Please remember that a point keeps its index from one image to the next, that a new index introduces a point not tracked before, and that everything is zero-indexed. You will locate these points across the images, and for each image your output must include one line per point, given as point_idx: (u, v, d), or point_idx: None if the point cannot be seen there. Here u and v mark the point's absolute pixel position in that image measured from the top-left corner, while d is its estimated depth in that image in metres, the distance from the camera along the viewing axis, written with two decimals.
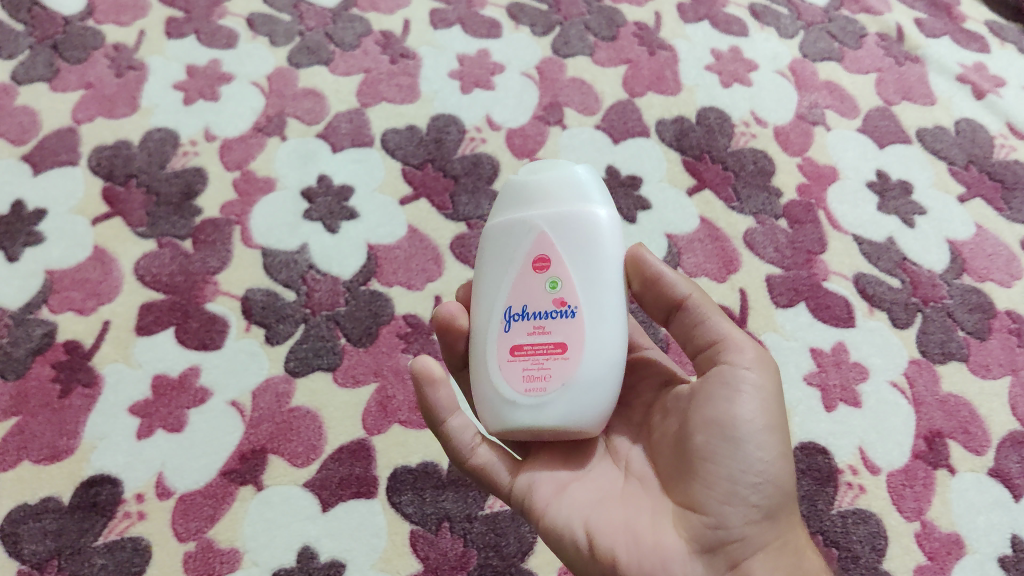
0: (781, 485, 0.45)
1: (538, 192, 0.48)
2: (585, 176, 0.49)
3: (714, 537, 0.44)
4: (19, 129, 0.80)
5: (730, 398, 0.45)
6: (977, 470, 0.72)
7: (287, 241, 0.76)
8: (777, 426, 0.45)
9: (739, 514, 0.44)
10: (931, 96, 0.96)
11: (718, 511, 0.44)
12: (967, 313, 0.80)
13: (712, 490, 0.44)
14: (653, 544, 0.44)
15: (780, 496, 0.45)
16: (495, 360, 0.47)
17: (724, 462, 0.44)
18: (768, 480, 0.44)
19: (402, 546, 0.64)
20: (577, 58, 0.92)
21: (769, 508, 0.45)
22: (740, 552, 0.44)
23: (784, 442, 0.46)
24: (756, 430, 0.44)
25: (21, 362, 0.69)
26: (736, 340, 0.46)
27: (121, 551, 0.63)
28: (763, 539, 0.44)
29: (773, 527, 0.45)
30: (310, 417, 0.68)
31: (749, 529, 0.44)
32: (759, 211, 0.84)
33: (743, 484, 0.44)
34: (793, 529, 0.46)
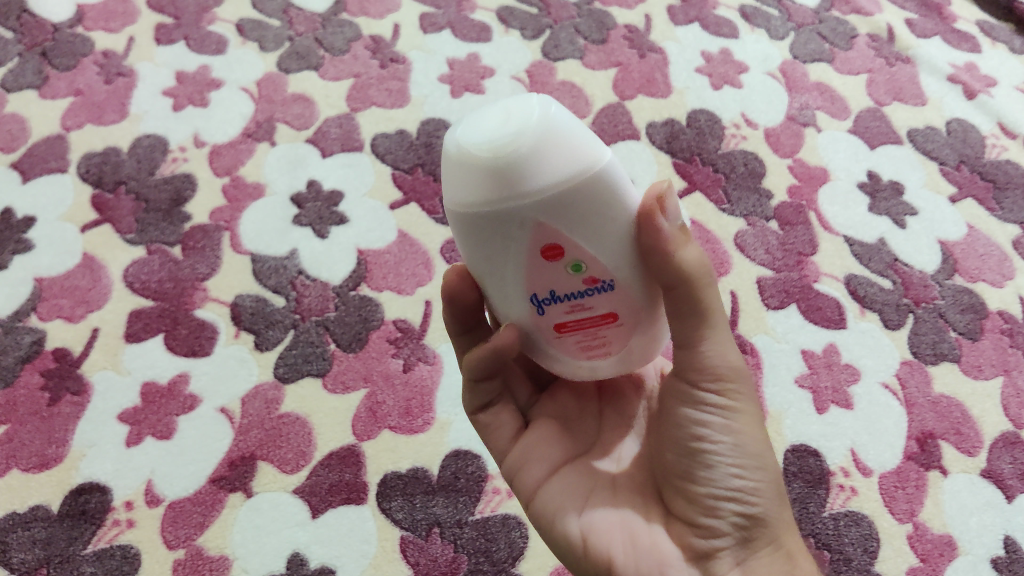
0: (769, 494, 0.43)
1: (518, 169, 0.36)
2: (563, 120, 0.36)
3: (705, 547, 0.43)
4: (8, 137, 0.80)
5: (703, 415, 0.43)
6: (969, 471, 0.72)
7: (277, 246, 0.76)
8: (757, 437, 0.44)
9: (727, 527, 0.42)
10: (922, 97, 0.96)
11: (705, 522, 0.43)
12: (959, 313, 0.80)
13: (695, 504, 0.43)
14: (648, 551, 0.44)
15: (772, 505, 0.43)
16: (542, 339, 0.43)
17: (704, 477, 0.43)
18: (753, 491, 0.43)
19: (392, 552, 0.64)
20: (567, 60, 0.92)
21: (760, 518, 0.43)
22: (735, 561, 0.42)
23: (766, 451, 0.44)
24: (731, 448, 0.43)
25: (10, 370, 0.69)
26: (711, 353, 0.42)
27: (110, 560, 0.62)
28: (756, 549, 0.43)
29: (768, 534, 0.43)
30: (299, 423, 0.68)
31: (739, 539, 0.42)
32: (750, 213, 0.84)
33: (727, 498, 0.42)
34: (790, 536, 0.44)
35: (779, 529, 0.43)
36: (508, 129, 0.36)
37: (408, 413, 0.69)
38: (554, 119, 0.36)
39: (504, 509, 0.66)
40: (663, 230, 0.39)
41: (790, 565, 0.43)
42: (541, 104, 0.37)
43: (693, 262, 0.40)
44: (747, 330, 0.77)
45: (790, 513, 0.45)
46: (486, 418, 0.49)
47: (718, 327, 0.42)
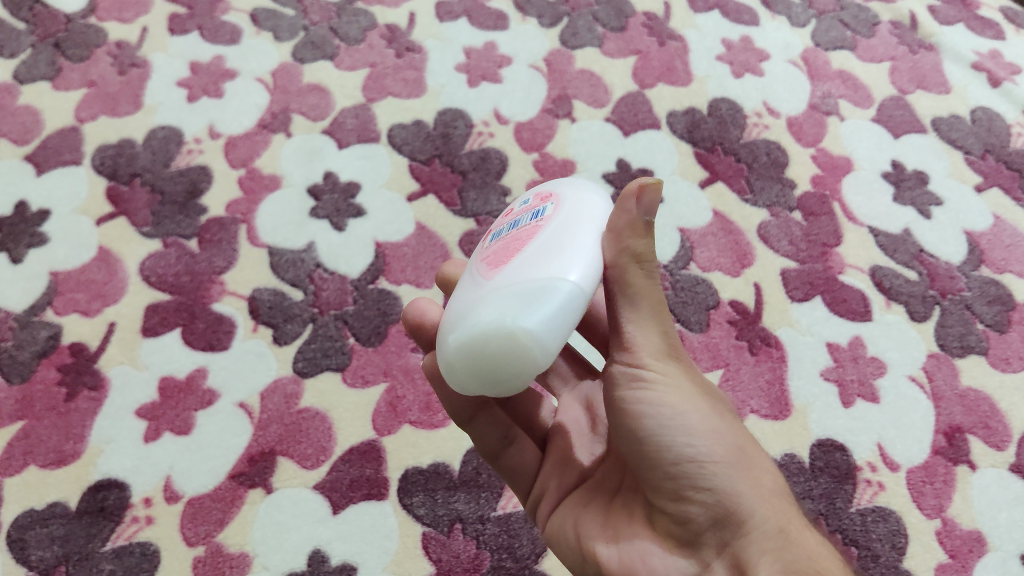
0: (732, 463, 0.41)
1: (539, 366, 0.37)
2: (509, 318, 0.36)
3: (684, 531, 0.41)
4: (22, 129, 0.79)
5: (639, 398, 0.41)
6: (998, 466, 0.70)
7: (294, 239, 0.75)
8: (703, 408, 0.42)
9: (696, 508, 0.41)
10: (946, 85, 0.94)
11: (676, 507, 0.41)
12: (986, 305, 0.78)
13: (663, 491, 0.42)
14: (631, 547, 0.44)
15: (738, 476, 0.41)
16: None
17: (656, 459, 0.41)
18: (713, 463, 0.41)
19: (414, 549, 0.63)
20: (586, 48, 0.91)
21: (731, 490, 0.40)
22: (721, 542, 0.40)
23: (716, 422, 0.42)
24: (674, 423, 0.41)
25: (25, 365, 0.68)
26: (636, 336, 0.41)
27: (130, 557, 0.62)
28: (737, 522, 0.40)
29: (743, 508, 0.40)
30: (319, 418, 0.67)
31: (716, 517, 0.40)
32: (773, 203, 0.82)
33: (689, 477, 0.40)
34: (776, 505, 0.41)
35: (757, 499, 0.40)
36: (516, 364, 0.36)
37: (429, 408, 0.68)
38: (492, 321, 0.36)
39: None
40: (629, 217, 0.39)
41: (782, 536, 0.39)
42: (470, 321, 0.37)
43: (638, 249, 0.39)
44: (772, 323, 0.76)
45: (769, 478, 0.41)
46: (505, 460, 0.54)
47: (642, 310, 0.41)
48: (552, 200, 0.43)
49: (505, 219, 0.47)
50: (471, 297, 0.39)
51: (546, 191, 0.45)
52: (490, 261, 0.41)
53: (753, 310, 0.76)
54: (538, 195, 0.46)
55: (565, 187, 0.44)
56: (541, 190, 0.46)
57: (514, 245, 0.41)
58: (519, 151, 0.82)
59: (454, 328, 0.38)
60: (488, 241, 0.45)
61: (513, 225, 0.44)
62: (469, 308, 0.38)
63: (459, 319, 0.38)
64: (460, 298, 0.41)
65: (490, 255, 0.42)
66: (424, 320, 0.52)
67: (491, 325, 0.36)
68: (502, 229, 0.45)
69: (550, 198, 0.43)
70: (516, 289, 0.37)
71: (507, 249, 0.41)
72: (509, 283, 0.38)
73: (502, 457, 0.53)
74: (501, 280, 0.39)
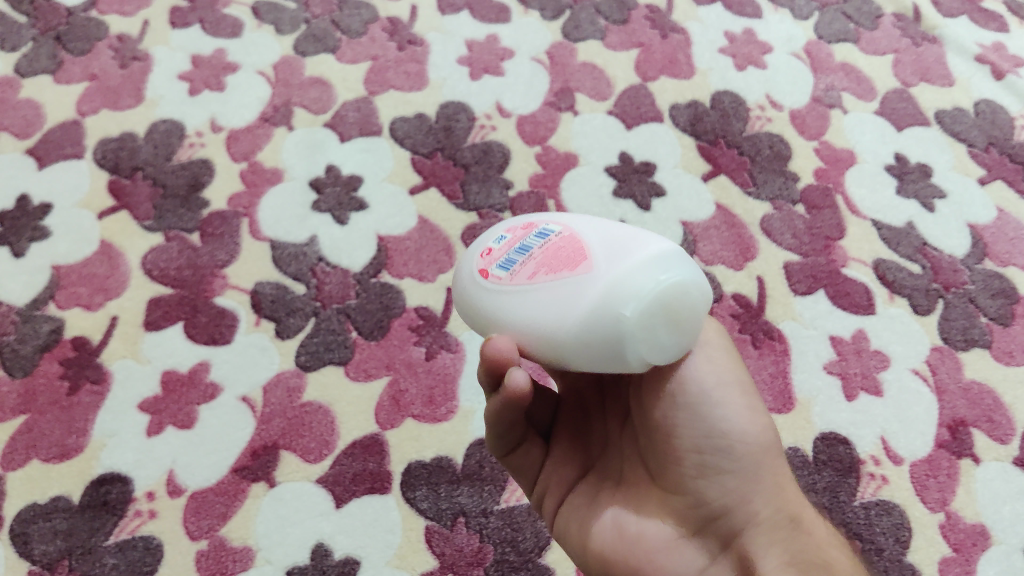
0: (757, 446, 0.42)
1: (693, 315, 0.38)
2: (664, 268, 0.36)
3: (697, 513, 0.42)
4: (23, 123, 0.79)
5: (678, 369, 0.42)
6: (1001, 459, 0.70)
7: (296, 233, 0.75)
8: (738, 386, 0.43)
9: (716, 488, 0.42)
10: (949, 77, 0.94)
11: (695, 486, 0.42)
12: (989, 298, 0.78)
13: (684, 469, 0.42)
14: (634, 537, 0.43)
15: (758, 460, 0.42)
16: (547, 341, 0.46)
17: (685, 433, 0.42)
18: (740, 443, 0.42)
19: (417, 542, 0.63)
20: (588, 41, 0.90)
21: (750, 472, 0.42)
22: (736, 526, 0.42)
23: (745, 403, 0.43)
24: (705, 396, 0.42)
25: (28, 359, 0.68)
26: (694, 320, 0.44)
27: (133, 550, 0.62)
28: (750, 506, 0.42)
29: (759, 493, 0.42)
30: (322, 412, 0.67)
31: (731, 500, 0.42)
32: (776, 197, 0.82)
33: (713, 454, 0.42)
34: (789, 493, 0.43)
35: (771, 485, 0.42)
36: (680, 319, 0.37)
37: (432, 401, 0.68)
38: (655, 277, 0.36)
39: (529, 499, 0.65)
40: None
41: (791, 526, 0.41)
42: (627, 299, 0.36)
43: None
44: (775, 317, 0.75)
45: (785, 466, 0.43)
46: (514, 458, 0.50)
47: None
48: (543, 220, 0.41)
49: (484, 260, 0.41)
50: (595, 291, 0.36)
51: (517, 221, 0.43)
52: (551, 272, 0.38)
53: (756, 304, 0.76)
54: (506, 228, 0.43)
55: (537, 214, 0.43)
56: (503, 224, 0.43)
57: (568, 250, 0.38)
58: (521, 144, 0.82)
59: (611, 312, 0.36)
60: (503, 278, 0.40)
61: (523, 254, 0.40)
62: (602, 295, 0.36)
63: (611, 303, 0.36)
64: (563, 306, 0.37)
65: (544, 277, 0.38)
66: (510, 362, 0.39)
67: (658, 283, 0.36)
68: (506, 263, 0.40)
69: (534, 222, 0.42)
70: (626, 250, 0.37)
71: (564, 261, 0.38)
72: (615, 253, 0.37)
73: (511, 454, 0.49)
74: (611, 262, 0.37)
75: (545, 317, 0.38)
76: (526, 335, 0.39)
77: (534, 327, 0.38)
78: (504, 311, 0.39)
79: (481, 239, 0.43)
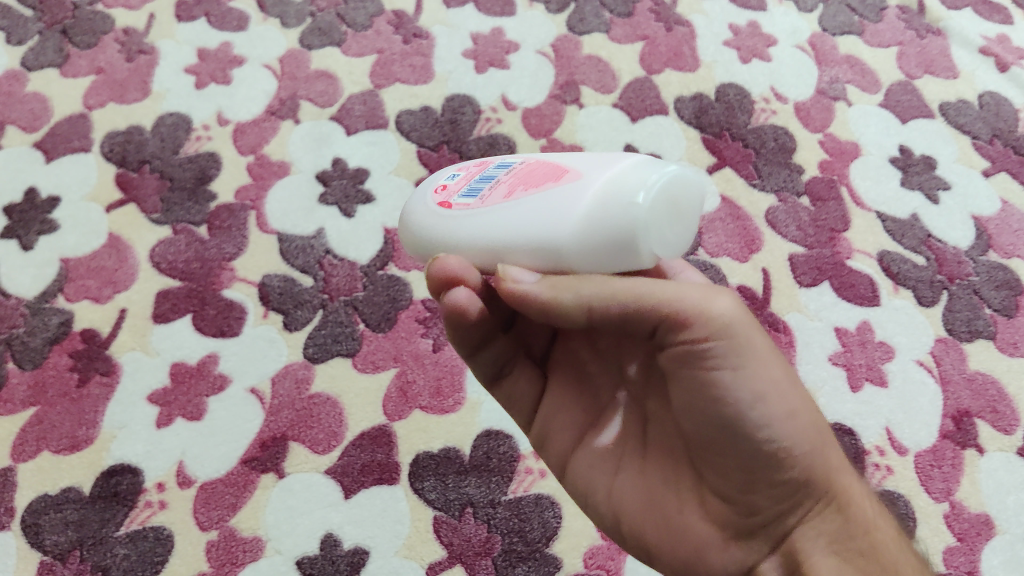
0: (810, 451, 0.41)
1: (691, 205, 0.38)
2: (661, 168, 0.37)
3: (744, 519, 0.42)
4: (30, 116, 0.79)
5: (718, 377, 0.39)
6: (1006, 450, 0.71)
7: (304, 225, 0.75)
8: (785, 389, 0.40)
9: (768, 499, 0.41)
10: (954, 69, 0.94)
11: (745, 497, 0.42)
12: (994, 290, 0.78)
13: (731, 479, 0.42)
14: (681, 534, 0.44)
15: (810, 463, 0.41)
16: None
17: (734, 449, 0.40)
18: (792, 454, 0.40)
19: (426, 532, 0.63)
20: (593, 34, 0.90)
21: (802, 479, 0.41)
22: (786, 526, 0.42)
23: (795, 406, 0.40)
24: (756, 411, 0.39)
25: (38, 351, 0.68)
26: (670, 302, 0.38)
27: (144, 541, 0.62)
28: (801, 507, 0.42)
29: (810, 493, 0.41)
30: (330, 404, 0.67)
31: (783, 505, 0.41)
32: (782, 189, 0.82)
33: (763, 466, 0.40)
34: (839, 482, 0.42)
35: (822, 483, 0.41)
36: (677, 206, 0.37)
37: (439, 393, 0.68)
38: (652, 174, 0.37)
39: (537, 489, 0.65)
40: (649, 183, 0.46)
41: (841, 516, 0.42)
42: (625, 187, 0.36)
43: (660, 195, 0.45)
44: (779, 308, 0.76)
45: (836, 457, 0.42)
46: (502, 387, 0.51)
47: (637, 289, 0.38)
48: (496, 158, 0.44)
49: (445, 194, 0.43)
50: (590, 188, 0.37)
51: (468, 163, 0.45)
52: (529, 186, 0.39)
53: (761, 295, 0.76)
54: (458, 166, 0.45)
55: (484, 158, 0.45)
56: (454, 165, 0.45)
57: (543, 171, 0.40)
58: (526, 137, 0.82)
59: (616, 207, 0.36)
60: (473, 205, 0.41)
61: (490, 181, 0.41)
62: (598, 189, 0.37)
63: (610, 194, 0.36)
64: (559, 214, 0.37)
65: (522, 193, 0.39)
66: (459, 276, 0.41)
67: (657, 176, 0.37)
68: (471, 192, 0.42)
69: (487, 160, 0.44)
70: (608, 160, 0.39)
71: (543, 178, 0.39)
72: (598, 163, 0.39)
73: (500, 385, 0.51)
74: (595, 167, 0.38)
75: (541, 226, 0.38)
76: (517, 250, 0.39)
77: (529, 238, 0.38)
78: (488, 232, 0.40)
79: (432, 181, 0.45)
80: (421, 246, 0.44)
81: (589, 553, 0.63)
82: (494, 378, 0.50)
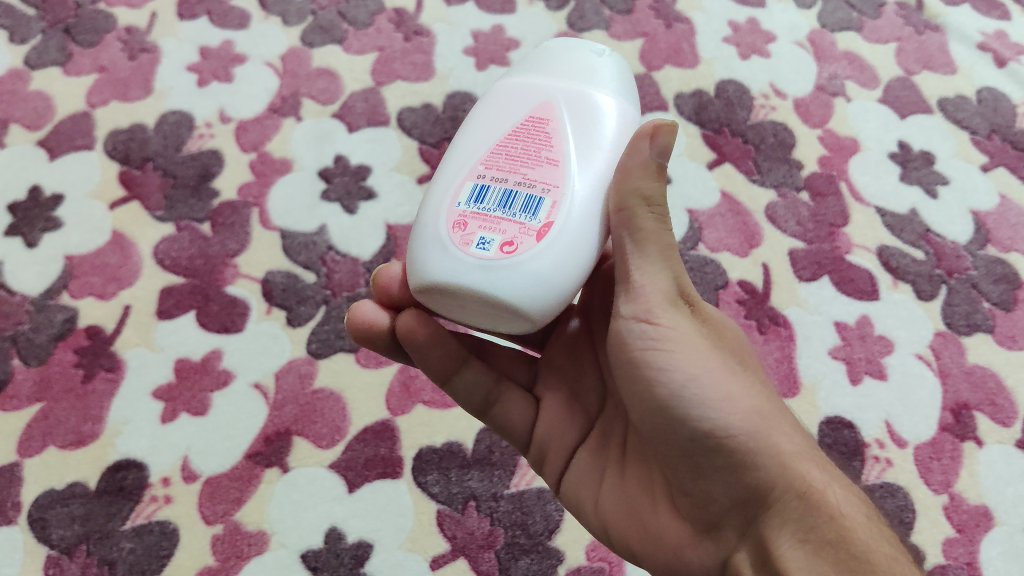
0: (754, 434, 0.41)
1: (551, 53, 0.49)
2: (542, 57, 0.46)
3: (704, 515, 0.44)
4: (34, 115, 0.80)
5: (650, 362, 0.42)
6: (1004, 442, 0.71)
7: (306, 222, 0.76)
8: (719, 376, 0.42)
9: (721, 491, 0.43)
10: (952, 65, 0.94)
11: (701, 490, 0.43)
12: (993, 284, 0.79)
13: (683, 473, 0.44)
14: (654, 534, 0.46)
15: (753, 448, 0.41)
16: None
17: (674, 437, 0.43)
18: (733, 438, 0.41)
19: (430, 526, 0.64)
20: (593, 31, 0.91)
21: (750, 465, 0.41)
22: (748, 516, 0.42)
23: (728, 390, 0.42)
24: (688, 391, 0.41)
25: (43, 347, 0.69)
26: (641, 284, 0.42)
27: (149, 535, 0.63)
28: (758, 498, 0.41)
29: (762, 482, 0.41)
30: (333, 399, 0.68)
31: (739, 495, 0.42)
32: (781, 184, 0.83)
33: (705, 453, 0.42)
34: (796, 464, 0.41)
35: (775, 472, 0.41)
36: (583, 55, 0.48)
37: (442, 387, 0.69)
38: (551, 58, 0.46)
39: (539, 483, 0.65)
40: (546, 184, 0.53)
41: (803, 505, 0.40)
42: (581, 61, 0.45)
43: None
44: (779, 303, 0.76)
45: (789, 443, 0.42)
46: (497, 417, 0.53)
47: (649, 254, 0.42)
48: (457, 206, 0.41)
49: (527, 234, 0.39)
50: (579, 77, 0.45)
51: (450, 236, 0.40)
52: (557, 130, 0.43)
53: (761, 290, 0.77)
54: (465, 239, 0.40)
55: (432, 225, 0.41)
56: (457, 248, 0.40)
57: (525, 145, 0.42)
58: None
59: (582, 74, 0.45)
60: (557, 198, 0.41)
61: (521, 192, 0.41)
62: (576, 74, 0.45)
63: (593, 69, 0.45)
64: (599, 117, 0.43)
65: (557, 150, 0.42)
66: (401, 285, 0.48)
67: (570, 51, 0.46)
68: (535, 207, 0.40)
69: (459, 213, 0.41)
70: (518, 98, 0.45)
71: (539, 141, 0.42)
72: (522, 103, 0.44)
73: (491, 414, 0.53)
74: (543, 81, 0.45)
75: (603, 136, 0.43)
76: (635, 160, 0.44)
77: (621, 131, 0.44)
78: (589, 189, 0.41)
79: (487, 259, 0.39)
80: (554, 276, 0.39)
81: (591, 546, 0.63)
82: (484, 412, 0.54)
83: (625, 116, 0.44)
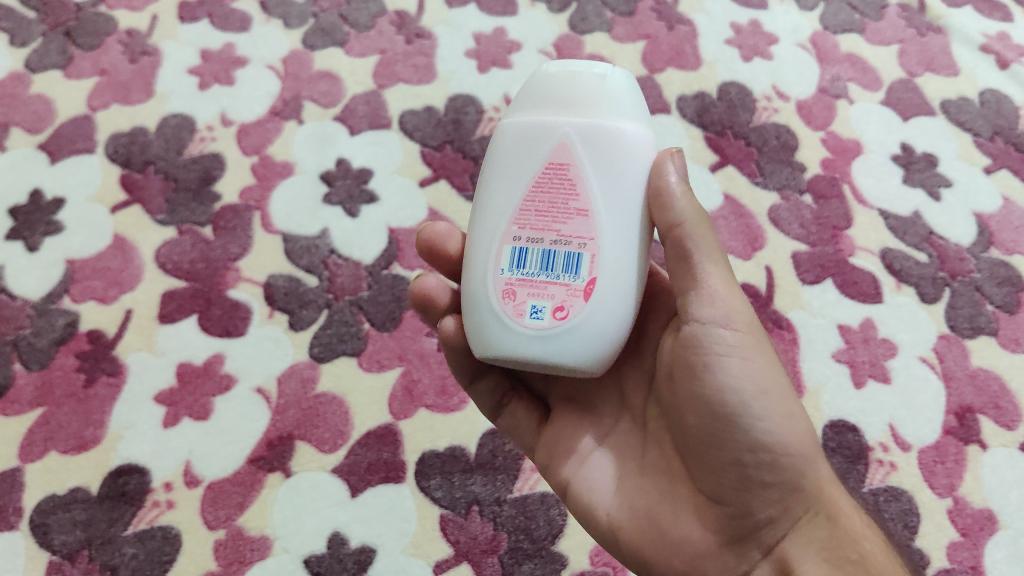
0: (801, 454, 0.44)
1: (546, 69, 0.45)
2: (542, 81, 0.43)
3: (734, 526, 0.44)
4: (35, 118, 0.79)
5: (720, 364, 0.43)
6: (1008, 445, 0.71)
7: (308, 225, 0.75)
8: (782, 390, 0.44)
9: (763, 502, 0.43)
10: (954, 67, 0.94)
11: (739, 501, 0.44)
12: (996, 286, 0.79)
13: (726, 480, 0.44)
14: (675, 541, 0.46)
15: (798, 467, 0.43)
16: None
17: (731, 443, 0.43)
18: (788, 454, 0.43)
19: (432, 531, 0.64)
20: (595, 33, 0.91)
21: (795, 481, 0.43)
22: (780, 531, 0.44)
23: (788, 406, 0.44)
24: (751, 398, 0.43)
25: (44, 352, 0.68)
26: (716, 291, 0.43)
27: (152, 540, 0.62)
28: (791, 513, 0.44)
29: (801, 498, 0.43)
30: (336, 403, 0.68)
31: (776, 510, 0.44)
32: (784, 187, 0.82)
33: (754, 463, 0.43)
34: (830, 489, 0.44)
35: (812, 492, 0.44)
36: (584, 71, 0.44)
37: (445, 391, 0.68)
38: (555, 90, 0.43)
39: (542, 487, 0.65)
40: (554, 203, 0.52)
41: (829, 523, 0.43)
42: (590, 92, 0.42)
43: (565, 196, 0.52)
44: (783, 306, 0.76)
45: (825, 469, 0.45)
46: (505, 420, 0.54)
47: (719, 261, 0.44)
48: (501, 274, 0.43)
49: (575, 296, 0.42)
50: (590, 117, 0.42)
51: (502, 307, 0.42)
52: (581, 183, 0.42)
53: (765, 293, 0.76)
54: (519, 311, 0.42)
55: (483, 298, 0.43)
56: (514, 321, 0.42)
57: (549, 197, 0.43)
58: None
59: (594, 108, 0.42)
60: (595, 249, 0.42)
61: (559, 251, 0.42)
62: (589, 112, 0.42)
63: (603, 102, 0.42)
64: (614, 146, 0.42)
65: (584, 198, 0.42)
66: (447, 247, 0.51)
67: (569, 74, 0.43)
68: (576, 265, 0.42)
69: (504, 281, 0.43)
70: (526, 142, 0.43)
71: (563, 190, 0.42)
72: (531, 148, 0.43)
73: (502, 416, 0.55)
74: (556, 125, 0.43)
75: (626, 176, 0.43)
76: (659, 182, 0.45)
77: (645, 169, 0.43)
78: (623, 239, 0.42)
79: (544, 329, 0.42)
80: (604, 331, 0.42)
81: (595, 551, 0.63)
82: (495, 408, 0.54)
83: (637, 132, 0.43)
